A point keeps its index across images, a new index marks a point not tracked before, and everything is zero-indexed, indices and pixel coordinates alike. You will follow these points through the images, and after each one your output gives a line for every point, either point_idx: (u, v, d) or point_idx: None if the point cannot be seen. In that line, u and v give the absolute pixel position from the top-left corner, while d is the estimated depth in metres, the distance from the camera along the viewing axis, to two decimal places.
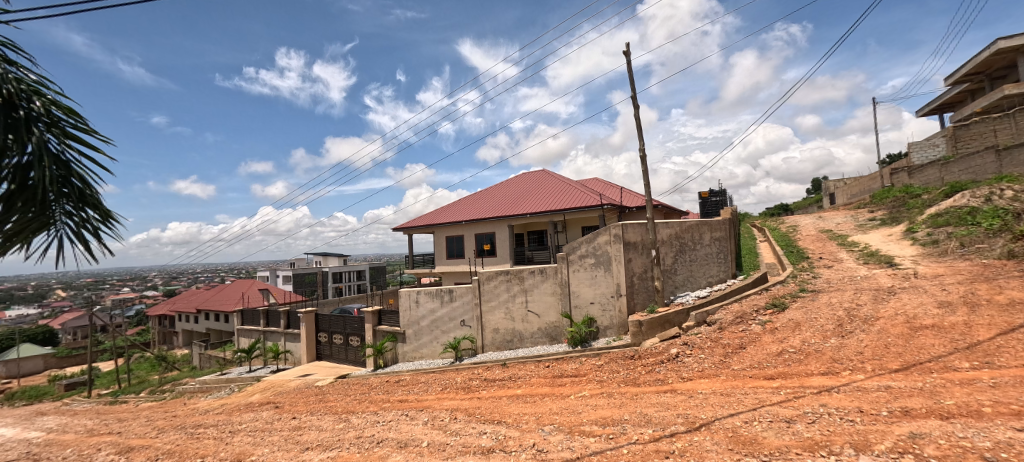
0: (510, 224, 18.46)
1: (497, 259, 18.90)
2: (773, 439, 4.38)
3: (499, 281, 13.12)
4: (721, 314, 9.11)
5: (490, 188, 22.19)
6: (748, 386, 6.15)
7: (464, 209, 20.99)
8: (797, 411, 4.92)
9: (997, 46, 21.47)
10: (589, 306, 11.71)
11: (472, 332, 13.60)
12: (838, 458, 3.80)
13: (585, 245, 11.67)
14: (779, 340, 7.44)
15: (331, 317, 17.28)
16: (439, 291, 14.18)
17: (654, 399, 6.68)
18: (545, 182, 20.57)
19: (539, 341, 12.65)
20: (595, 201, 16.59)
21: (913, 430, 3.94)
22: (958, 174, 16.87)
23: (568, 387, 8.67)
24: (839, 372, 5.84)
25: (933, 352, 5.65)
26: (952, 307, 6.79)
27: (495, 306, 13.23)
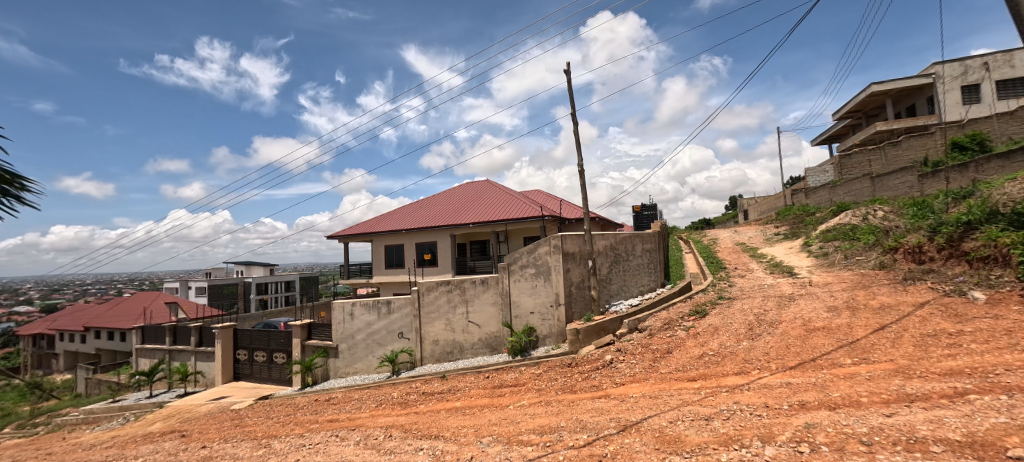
0: (452, 234, 18.27)
1: (438, 268, 18.57)
2: (694, 437, 4.72)
3: (440, 291, 12.91)
4: (651, 321, 9.68)
5: (432, 197, 21.86)
6: (674, 388, 6.59)
7: (404, 218, 20.45)
8: (715, 409, 5.36)
9: (870, 90, 25.47)
10: (529, 316, 11.87)
11: (410, 345, 13.19)
12: (749, 450, 4.18)
13: (526, 255, 11.87)
14: (700, 344, 8.07)
15: (253, 332, 15.83)
16: (376, 302, 13.62)
17: (589, 405, 6.92)
18: (488, 192, 20.68)
19: (479, 352, 12.55)
20: (536, 212, 16.96)
21: (808, 421, 4.47)
22: (843, 196, 19.60)
23: (507, 396, 8.70)
24: (750, 371, 6.46)
25: (824, 350, 6.46)
26: (838, 311, 7.83)
27: (434, 318, 12.95)
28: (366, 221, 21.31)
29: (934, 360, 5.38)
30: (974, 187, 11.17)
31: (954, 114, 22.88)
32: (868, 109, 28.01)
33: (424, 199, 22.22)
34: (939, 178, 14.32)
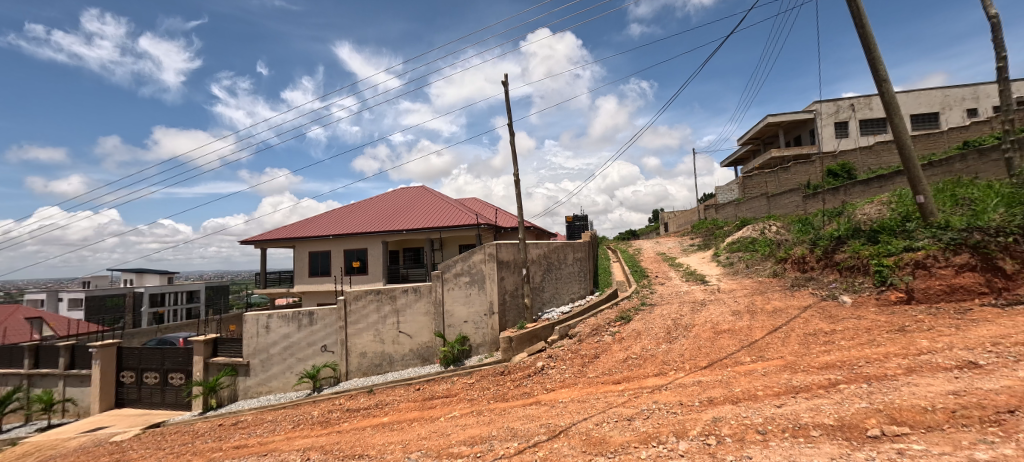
0: (384, 240, 17.55)
1: (368, 277, 17.69)
2: (618, 437, 4.96)
3: (369, 301, 12.29)
4: (580, 327, 10.04)
5: (364, 202, 20.87)
6: (600, 391, 6.88)
7: (332, 222, 19.25)
8: (636, 409, 5.67)
9: (767, 121, 29.10)
10: (462, 325, 11.71)
11: (334, 358, 12.36)
12: (665, 446, 4.48)
13: (461, 263, 11.75)
14: (625, 347, 8.54)
15: (143, 350, 13.77)
16: (295, 313, 12.59)
17: (520, 412, 6.97)
18: (423, 198, 20.22)
19: (410, 363, 12.10)
20: (472, 220, 16.91)
21: (715, 415, 4.91)
22: (746, 212, 22.09)
23: (438, 408, 8.47)
24: (667, 372, 6.96)
25: (729, 351, 7.17)
26: (741, 314, 8.76)
27: (362, 329, 12.28)
28: (287, 226, 19.71)
29: (814, 356, 6.21)
30: (843, 208, 13.18)
31: (830, 146, 26.94)
32: (765, 137, 32.00)
33: (354, 203, 21.13)
34: (818, 199, 16.70)
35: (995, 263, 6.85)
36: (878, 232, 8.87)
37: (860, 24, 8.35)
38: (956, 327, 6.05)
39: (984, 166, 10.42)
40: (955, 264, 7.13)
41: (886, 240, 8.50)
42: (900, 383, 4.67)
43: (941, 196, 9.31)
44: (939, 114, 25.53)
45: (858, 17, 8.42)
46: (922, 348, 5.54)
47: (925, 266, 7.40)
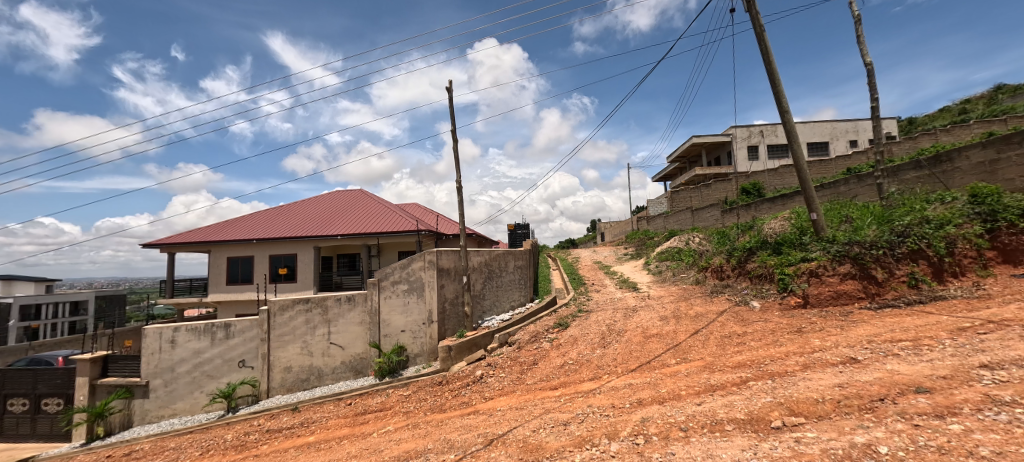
0: (316, 245, 16.50)
1: (296, 285, 16.48)
2: (554, 442, 5.04)
3: (297, 310, 11.43)
4: (519, 334, 10.12)
5: (294, 205, 19.50)
6: (537, 397, 6.97)
7: (256, 226, 17.71)
8: (571, 413, 5.82)
9: (692, 142, 31.77)
10: (399, 334, 11.29)
11: (254, 374, 11.29)
12: (598, 448, 4.63)
13: (399, 270, 11.36)
14: (562, 353, 8.76)
15: (9, 373, 11.62)
16: (208, 326, 11.34)
17: (457, 423, 6.84)
18: (360, 202, 19.36)
19: (341, 377, 11.40)
20: (412, 226, 16.47)
21: (643, 416, 5.17)
22: (673, 224, 23.84)
23: (371, 423, 8.05)
24: (601, 376, 7.23)
25: (657, 353, 7.65)
26: (668, 319, 9.38)
27: (288, 341, 11.38)
28: (201, 228, 17.79)
29: (728, 356, 6.82)
30: (754, 222, 14.70)
31: (744, 166, 30.03)
32: (691, 156, 34.91)
33: (283, 206, 19.66)
34: (734, 214, 18.48)
35: (869, 272, 8.02)
36: (781, 245, 9.98)
37: (768, 60, 9.44)
38: (840, 327, 6.98)
39: (860, 189, 12.20)
40: (839, 273, 8.23)
41: (787, 251, 9.61)
42: (798, 379, 5.26)
43: (830, 214, 10.71)
44: (829, 144, 29.57)
45: (765, 55, 9.53)
46: (815, 347, 6.31)
47: (818, 275, 8.46)
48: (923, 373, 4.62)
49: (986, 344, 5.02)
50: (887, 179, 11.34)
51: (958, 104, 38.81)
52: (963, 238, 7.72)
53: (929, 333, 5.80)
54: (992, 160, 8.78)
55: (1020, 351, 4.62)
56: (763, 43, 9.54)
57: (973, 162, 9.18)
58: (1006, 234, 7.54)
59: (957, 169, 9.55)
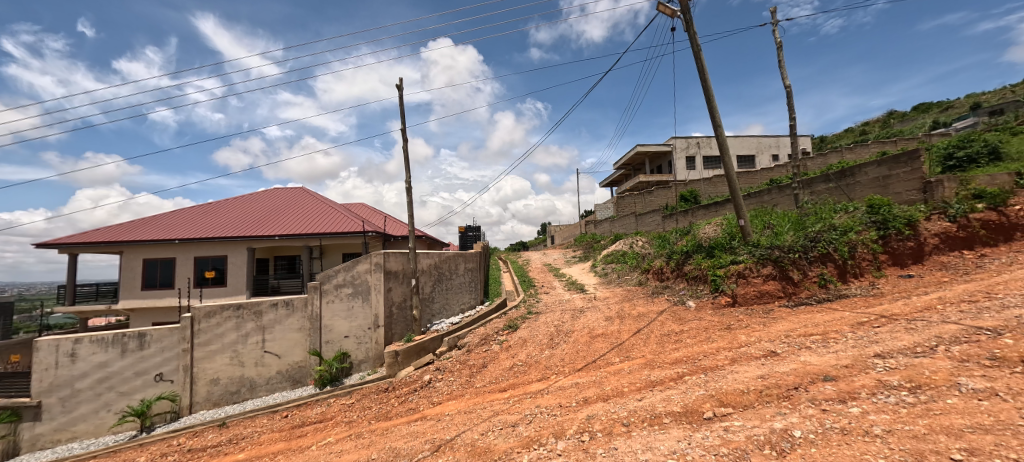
0: (250, 247, 15.32)
1: (226, 289, 15.16)
2: (502, 444, 5.04)
3: (226, 317, 10.54)
4: (469, 337, 10.04)
5: (226, 203, 18.01)
6: (486, 400, 6.95)
7: (179, 224, 16.10)
8: (520, 415, 5.86)
9: (636, 150, 33.41)
10: (342, 340, 10.76)
11: (174, 389, 10.26)
12: (545, 448, 4.70)
13: (343, 273, 10.85)
14: (511, 355, 8.80)
15: None
16: (118, 336, 10.12)
17: (403, 431, 6.64)
18: (301, 201, 18.27)
19: (276, 388, 10.65)
20: (358, 226, 15.82)
21: (588, 414, 5.32)
22: (619, 228, 24.90)
23: (309, 436, 7.61)
24: (549, 376, 7.36)
25: (602, 353, 7.92)
26: (612, 319, 9.76)
27: (214, 351, 10.45)
28: (112, 226, 15.88)
29: (667, 353, 7.23)
30: (690, 227, 15.74)
31: (682, 175, 32.07)
32: (635, 163, 36.72)
33: (212, 203, 18.08)
34: (673, 219, 19.63)
35: (787, 274, 8.86)
36: (713, 248, 10.74)
37: (703, 78, 10.18)
38: (763, 324, 7.65)
39: (780, 198, 13.44)
40: (763, 274, 9.02)
41: (719, 254, 10.37)
42: (727, 372, 5.69)
43: (756, 221, 11.70)
44: (755, 157, 32.43)
45: (701, 73, 10.26)
46: (741, 342, 6.86)
47: (744, 276, 9.21)
48: (830, 363, 5.19)
49: (879, 336, 5.75)
50: (803, 190, 12.61)
51: (858, 126, 44.29)
52: (862, 244, 8.80)
53: (834, 327, 6.53)
54: (885, 176, 10.07)
55: (904, 341, 5.35)
56: (699, 62, 10.27)
57: (870, 177, 10.46)
58: (895, 240, 8.71)
59: (858, 183, 10.84)
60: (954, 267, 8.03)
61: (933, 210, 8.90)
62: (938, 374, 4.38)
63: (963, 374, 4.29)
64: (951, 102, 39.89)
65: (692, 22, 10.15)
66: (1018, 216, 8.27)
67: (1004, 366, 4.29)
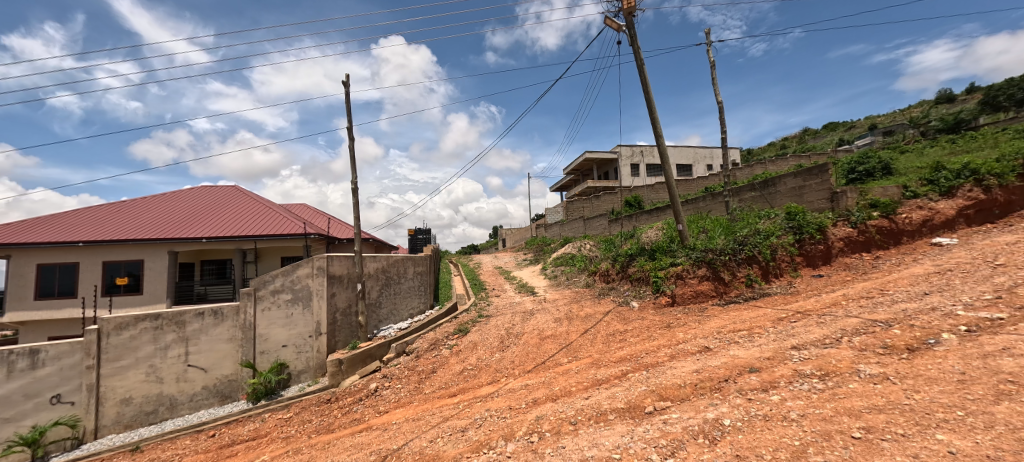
0: (172, 250, 13.91)
1: (142, 297, 13.63)
2: (450, 451, 4.98)
3: (141, 329, 9.50)
4: (418, 343, 9.79)
5: (143, 201, 16.23)
6: (435, 406, 6.83)
7: (84, 225, 14.28)
8: (470, 419, 5.81)
9: (585, 157, 34.54)
10: (279, 350, 10.07)
11: (75, 412, 9.13)
12: (494, 451, 4.71)
13: (281, 278, 10.17)
14: (461, 359, 8.71)
15: None
16: (2, 354, 8.76)
17: (347, 443, 6.34)
18: (234, 200, 16.90)
19: (201, 405, 9.73)
20: (299, 228, 14.91)
21: (537, 415, 5.39)
22: (568, 232, 25.57)
23: (240, 455, 7.05)
24: (499, 379, 7.38)
25: (551, 354, 8.08)
26: (561, 321, 9.99)
27: (127, 367, 9.39)
28: None
29: (612, 352, 7.53)
30: (634, 231, 16.54)
31: (627, 182, 33.64)
32: (584, 169, 37.98)
33: (127, 202, 16.22)
34: (619, 223, 20.50)
35: (718, 275, 9.58)
36: (655, 251, 11.35)
37: (646, 90, 10.77)
38: (698, 321, 8.21)
39: (713, 205, 14.50)
40: (698, 275, 9.67)
41: (660, 257, 10.98)
42: (666, 368, 6.04)
43: (692, 226, 12.52)
44: (691, 166, 34.77)
45: (644, 86, 10.84)
46: (679, 339, 7.31)
47: (682, 277, 9.83)
48: (754, 356, 5.68)
49: (795, 330, 6.39)
50: (732, 198, 13.73)
51: (780, 140, 49.00)
52: (782, 247, 9.72)
53: (759, 323, 7.15)
54: (800, 186, 11.20)
55: (816, 334, 5.98)
56: (642, 75, 10.85)
57: (788, 187, 11.60)
58: (809, 244, 9.71)
59: (778, 192, 11.98)
60: (855, 268, 9.12)
61: (839, 217, 10.05)
62: (842, 362, 4.95)
63: (862, 361, 4.89)
64: (852, 123, 45.37)
65: (636, 37, 10.71)
66: (904, 223, 9.55)
67: (894, 353, 4.94)
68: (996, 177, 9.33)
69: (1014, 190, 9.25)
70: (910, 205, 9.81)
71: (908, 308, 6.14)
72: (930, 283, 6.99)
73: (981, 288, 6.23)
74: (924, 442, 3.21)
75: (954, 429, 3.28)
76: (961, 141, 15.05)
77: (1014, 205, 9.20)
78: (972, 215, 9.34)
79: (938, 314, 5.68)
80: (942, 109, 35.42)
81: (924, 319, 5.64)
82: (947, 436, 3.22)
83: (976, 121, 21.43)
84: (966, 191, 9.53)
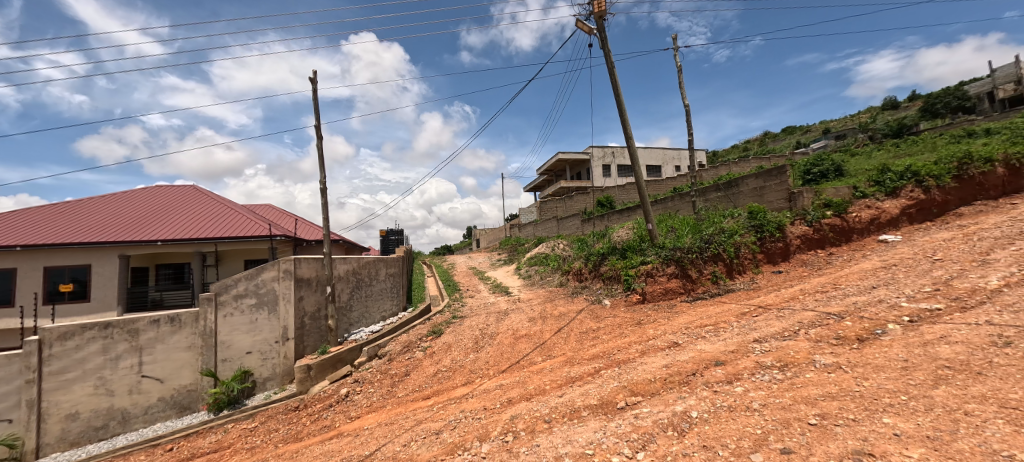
0: (123, 254, 13.07)
1: (89, 305, 12.73)
2: (425, 453, 4.93)
3: (88, 339, 8.88)
4: (391, 345, 9.62)
5: (90, 202, 15.17)
6: (409, 410, 6.73)
7: (22, 228, 13.20)
8: (444, 421, 5.76)
9: (558, 157, 34.89)
10: (243, 357, 9.65)
11: (14, 430, 8.48)
12: (469, 452, 4.69)
13: (245, 282, 9.75)
14: (435, 361, 8.61)
15: None
16: None
17: (316, 451, 6.15)
18: (192, 201, 16.05)
19: (157, 418, 9.19)
20: (263, 230, 14.33)
21: (512, 414, 5.40)
22: (542, 232, 25.75)
23: None
24: (474, 380, 7.35)
25: (525, 353, 8.12)
26: (535, 320, 10.06)
27: (72, 380, 8.77)
28: None
29: (585, 350, 7.64)
30: (606, 231, 16.84)
31: (599, 182, 34.25)
32: (557, 170, 38.37)
33: (72, 202, 15.12)
34: (591, 223, 20.84)
35: (686, 272, 9.90)
36: (626, 250, 11.60)
37: (617, 93, 11.01)
38: (667, 318, 8.46)
39: (681, 205, 14.97)
40: (667, 273, 9.96)
41: (631, 255, 11.24)
42: (637, 364, 6.19)
43: (661, 225, 12.87)
44: (661, 167, 35.78)
45: (615, 89, 11.07)
46: (649, 335, 7.51)
47: (651, 275, 10.10)
48: (720, 349, 5.92)
49: (757, 324, 6.69)
50: (698, 198, 14.22)
51: (742, 143, 51.16)
52: (744, 245, 10.15)
53: (724, 318, 7.45)
54: (761, 187, 11.74)
55: (775, 327, 6.29)
56: (613, 78, 11.08)
57: (750, 187, 12.13)
58: (769, 242, 10.19)
59: (741, 192, 12.50)
60: (811, 264, 9.65)
61: (796, 216, 10.61)
62: (800, 353, 5.23)
63: (817, 352, 5.18)
64: (808, 127, 47.89)
65: (607, 40, 10.92)
66: (854, 221, 10.17)
67: (845, 343, 5.27)
68: (934, 178, 10.11)
69: (949, 191, 10.05)
70: (860, 205, 10.46)
71: (859, 301, 6.56)
72: (877, 277, 7.49)
73: (921, 281, 6.73)
74: (872, 425, 3.44)
75: (899, 413, 3.53)
76: (904, 145, 16.21)
77: (949, 205, 9.99)
78: (914, 214, 10.05)
79: (885, 306, 6.11)
80: (888, 115, 37.98)
81: (872, 311, 6.04)
82: (893, 419, 3.46)
83: (916, 127, 23.12)
84: (908, 191, 10.26)
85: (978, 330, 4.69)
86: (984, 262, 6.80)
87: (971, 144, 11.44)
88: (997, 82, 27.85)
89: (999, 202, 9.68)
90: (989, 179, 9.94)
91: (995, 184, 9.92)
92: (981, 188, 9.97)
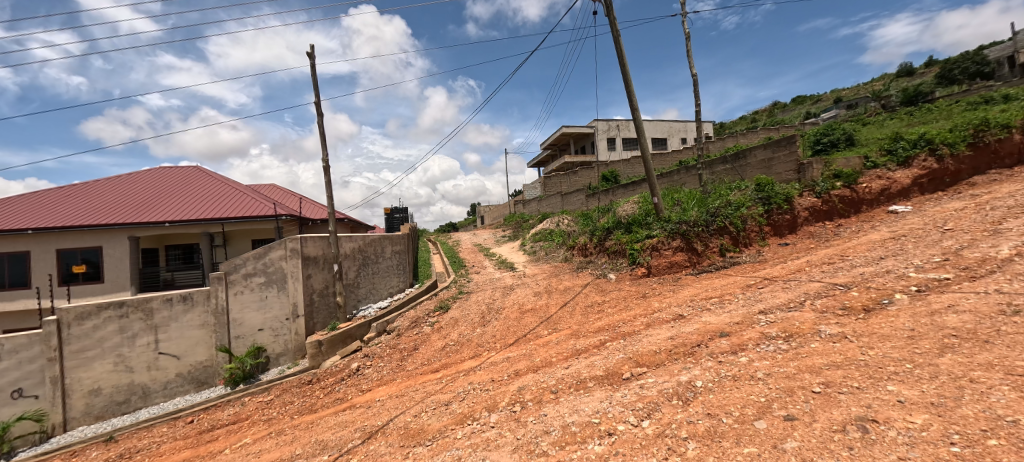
0: (133, 235, 13.22)
1: (103, 285, 12.99)
2: (435, 424, 5.08)
3: (105, 318, 9.10)
4: (399, 321, 9.78)
5: (97, 185, 15.24)
6: (418, 382, 6.89)
7: (31, 211, 13.32)
8: (453, 393, 5.91)
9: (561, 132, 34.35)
10: (256, 334, 9.87)
11: (40, 406, 8.81)
12: (478, 422, 4.83)
13: (253, 261, 9.85)
14: (443, 336, 8.77)
15: None
16: None
17: (331, 422, 6.37)
18: (196, 182, 16.07)
19: (176, 392, 9.52)
20: (268, 209, 14.37)
21: (519, 386, 5.51)
22: (546, 208, 25.65)
23: (221, 439, 7.02)
24: (481, 353, 7.49)
25: (531, 327, 8.23)
26: (541, 295, 10.15)
27: (93, 357, 9.05)
28: None
29: (590, 323, 7.72)
30: (611, 206, 16.70)
31: (604, 156, 33.86)
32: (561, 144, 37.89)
33: (79, 185, 15.19)
34: (596, 198, 20.71)
35: (692, 246, 9.85)
36: (631, 224, 11.54)
37: (623, 63, 10.68)
38: (672, 290, 8.51)
39: (687, 178, 14.78)
40: (673, 246, 9.92)
41: (637, 229, 11.17)
42: (642, 336, 6.26)
43: (667, 199, 12.74)
44: (666, 140, 35.22)
45: (620, 58, 10.74)
46: (655, 308, 7.57)
47: (657, 249, 10.08)
48: (725, 321, 5.95)
49: (762, 295, 6.73)
50: (705, 170, 14.02)
51: (750, 114, 50.09)
52: (751, 218, 10.06)
53: (729, 290, 7.49)
54: (769, 158, 11.50)
55: (781, 298, 6.31)
56: (618, 47, 10.73)
57: (758, 159, 11.89)
58: (776, 214, 10.08)
59: (749, 164, 12.27)
60: (819, 236, 9.58)
61: (805, 187, 10.45)
62: (805, 324, 5.24)
63: (823, 322, 5.20)
64: (819, 96, 46.55)
65: (612, 7, 10.52)
66: (865, 192, 9.99)
67: (851, 314, 5.28)
68: (948, 147, 9.86)
69: (963, 159, 9.80)
70: (870, 175, 10.26)
71: (865, 272, 6.54)
72: (885, 248, 7.43)
73: (930, 251, 6.67)
74: (877, 393, 3.48)
75: (904, 381, 3.55)
76: (918, 112, 15.72)
77: (962, 174, 9.77)
78: (925, 184, 9.86)
79: (892, 277, 6.08)
80: (903, 82, 36.73)
81: (879, 281, 6.03)
82: (897, 387, 3.49)
83: (932, 93, 22.34)
84: (921, 160, 10.02)
85: (986, 298, 4.67)
86: (996, 231, 6.69)
87: (987, 111, 11.10)
88: (1019, 46, 26.72)
89: (1014, 170, 9.46)
90: (1005, 146, 9.67)
91: (1011, 151, 9.66)
92: (996, 156, 9.72)
